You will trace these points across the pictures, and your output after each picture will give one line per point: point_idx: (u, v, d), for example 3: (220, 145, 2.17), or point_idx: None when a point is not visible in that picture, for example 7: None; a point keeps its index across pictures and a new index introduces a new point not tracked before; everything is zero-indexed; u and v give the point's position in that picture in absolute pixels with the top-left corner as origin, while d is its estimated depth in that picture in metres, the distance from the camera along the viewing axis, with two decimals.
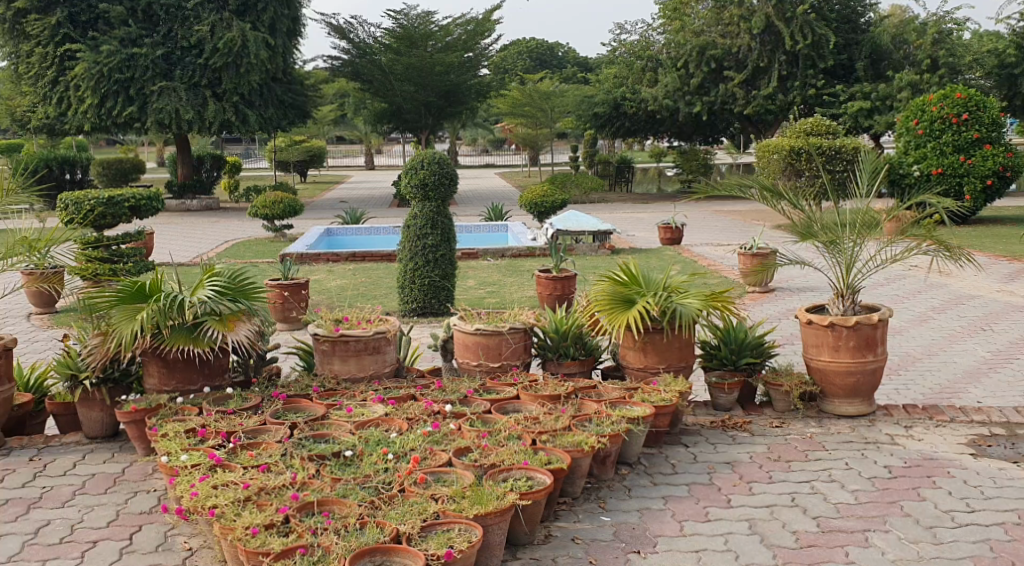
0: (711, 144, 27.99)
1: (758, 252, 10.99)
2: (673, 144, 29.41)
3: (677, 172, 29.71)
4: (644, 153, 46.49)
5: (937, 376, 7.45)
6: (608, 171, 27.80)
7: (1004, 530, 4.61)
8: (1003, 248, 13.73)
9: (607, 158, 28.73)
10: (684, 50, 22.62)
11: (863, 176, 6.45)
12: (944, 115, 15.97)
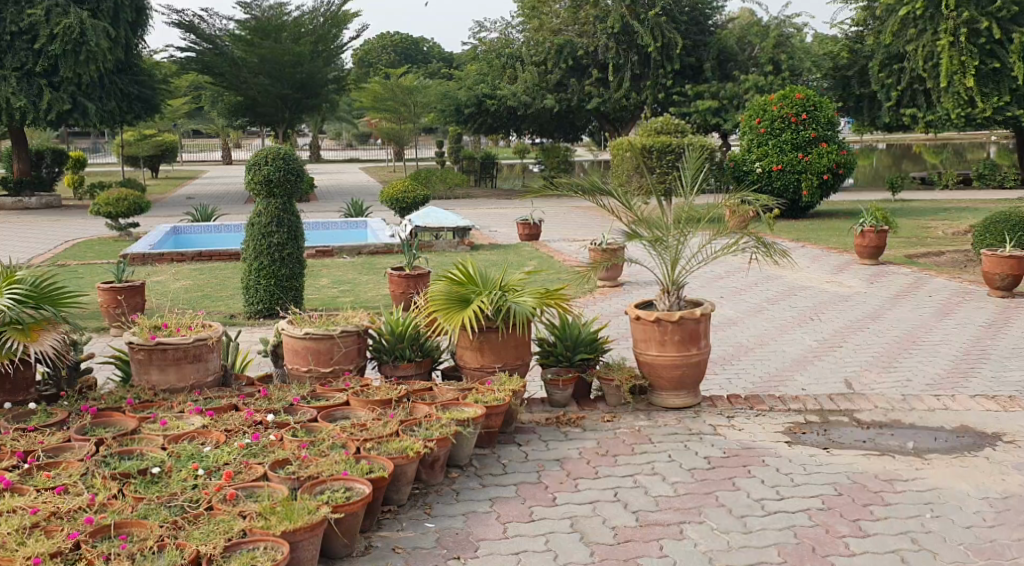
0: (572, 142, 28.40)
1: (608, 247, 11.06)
2: (535, 141, 29.71)
3: (539, 167, 30.01)
4: (509, 149, 46.80)
5: (766, 365, 7.74)
6: (473, 166, 27.83)
7: (808, 516, 4.86)
8: (836, 241, 14.41)
9: (472, 154, 28.74)
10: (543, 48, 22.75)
11: (690, 173, 6.65)
12: (783, 115, 16.55)
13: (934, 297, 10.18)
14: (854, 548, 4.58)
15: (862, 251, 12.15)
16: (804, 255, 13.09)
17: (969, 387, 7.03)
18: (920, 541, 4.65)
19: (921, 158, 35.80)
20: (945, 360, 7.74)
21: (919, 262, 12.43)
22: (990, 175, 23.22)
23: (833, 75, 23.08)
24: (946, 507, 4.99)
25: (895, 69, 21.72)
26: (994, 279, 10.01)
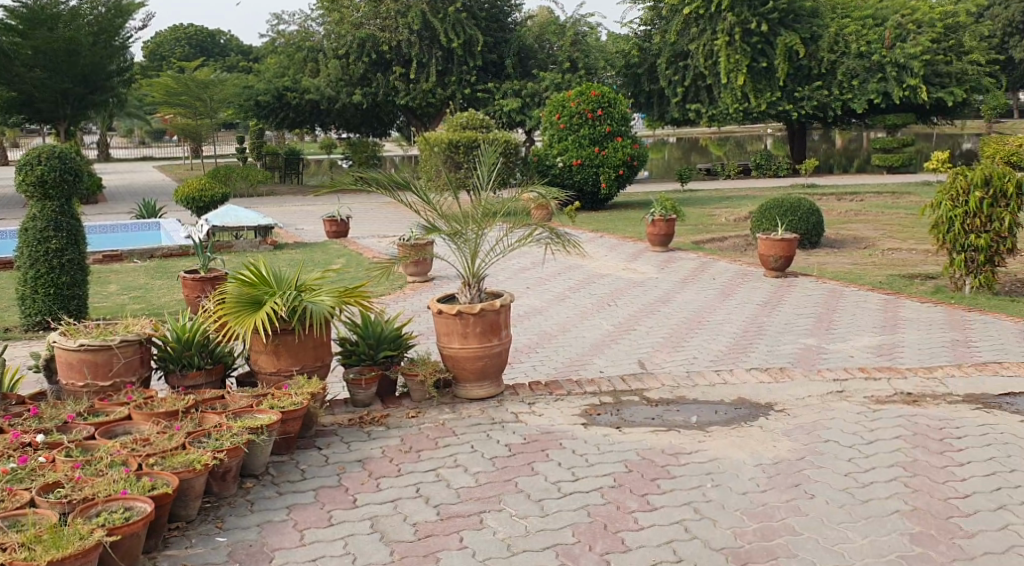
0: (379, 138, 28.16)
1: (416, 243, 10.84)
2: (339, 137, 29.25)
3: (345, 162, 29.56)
4: (314, 145, 45.93)
5: (567, 350, 7.90)
6: (276, 163, 27.12)
7: (601, 495, 5.11)
8: (630, 230, 14.90)
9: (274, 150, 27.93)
10: (345, 41, 22.23)
11: (485, 167, 6.67)
12: (581, 111, 16.92)
13: (717, 279, 10.69)
14: (644, 523, 4.87)
15: (654, 239, 12.57)
16: (601, 245, 13.45)
17: (748, 361, 7.43)
18: (702, 511, 5.01)
19: (708, 150, 37.61)
20: (727, 337, 8.14)
21: (705, 247, 13.03)
22: (767, 164, 24.58)
23: (625, 73, 24.59)
24: (724, 476, 5.39)
25: (680, 67, 23.81)
26: (768, 261, 10.60)
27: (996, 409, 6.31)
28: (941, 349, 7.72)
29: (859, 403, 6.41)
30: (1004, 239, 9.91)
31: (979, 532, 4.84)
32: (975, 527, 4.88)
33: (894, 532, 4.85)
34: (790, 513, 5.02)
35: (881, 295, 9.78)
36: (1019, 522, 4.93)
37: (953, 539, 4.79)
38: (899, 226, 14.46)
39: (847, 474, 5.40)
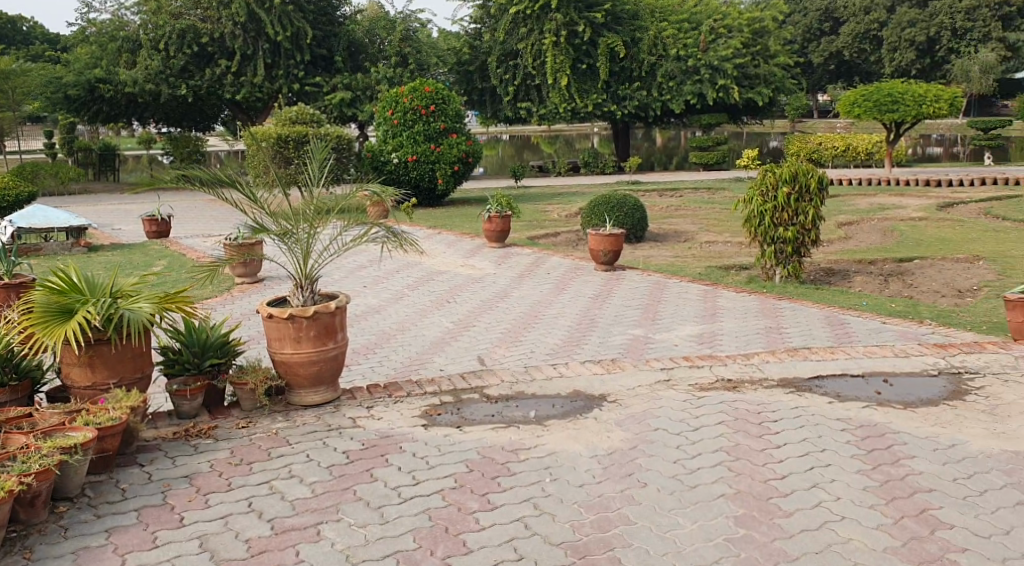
0: (203, 132, 27.11)
1: (243, 243, 10.43)
2: (159, 131, 27.99)
3: (166, 157, 28.32)
4: (131, 140, 43.85)
5: (406, 350, 7.74)
6: (91, 159, 25.70)
7: (442, 497, 5.01)
8: (464, 227, 14.87)
9: (87, 144, 26.44)
10: (164, 31, 21.03)
11: (316, 163, 6.42)
12: (414, 107, 16.73)
13: (550, 274, 10.77)
14: (484, 521, 4.82)
15: (490, 236, 12.54)
16: (437, 242, 13.34)
17: (581, 354, 7.49)
18: (541, 506, 5.00)
19: (538, 148, 38.18)
20: (561, 331, 8.19)
21: (539, 243, 13.13)
22: (594, 163, 25.14)
23: (456, 69, 24.64)
24: (562, 470, 5.39)
25: (511, 66, 23.99)
26: (598, 255, 10.75)
27: (808, 392, 6.57)
28: (756, 336, 8.01)
29: (684, 391, 6.55)
30: (809, 232, 10.43)
31: (796, 510, 5.01)
32: (793, 506, 5.05)
33: (719, 516, 4.96)
34: (624, 503, 5.07)
35: (701, 286, 10.08)
36: (830, 498, 5.13)
37: (773, 519, 4.94)
38: (714, 220, 15.00)
39: (677, 462, 5.49)
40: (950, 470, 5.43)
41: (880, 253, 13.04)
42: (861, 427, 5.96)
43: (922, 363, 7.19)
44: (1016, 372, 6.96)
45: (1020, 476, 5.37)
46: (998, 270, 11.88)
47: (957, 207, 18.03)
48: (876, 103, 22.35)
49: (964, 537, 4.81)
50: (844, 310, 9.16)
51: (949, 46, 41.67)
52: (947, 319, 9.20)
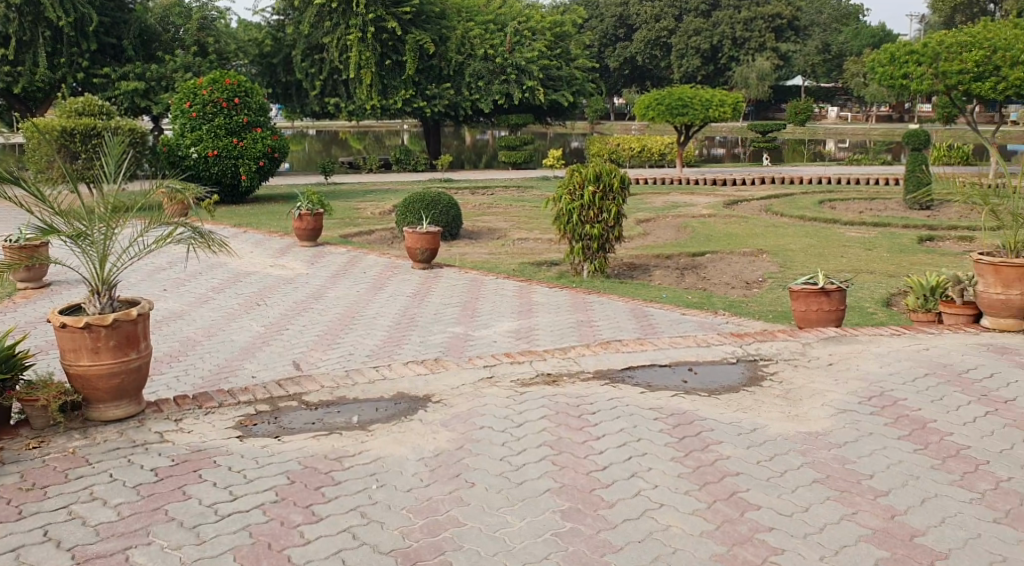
0: None
1: (26, 245, 9.63)
2: None
3: None
4: None
5: (215, 356, 7.31)
6: None
7: (263, 512, 4.71)
8: (272, 225, 14.33)
9: None
10: None
11: (112, 158, 5.92)
12: (214, 99, 15.97)
13: (365, 273, 10.50)
14: (308, 534, 4.57)
15: (301, 235, 12.12)
16: (244, 241, 12.78)
17: (400, 355, 7.28)
18: (368, 515, 4.78)
19: (345, 144, 37.54)
20: (379, 332, 7.95)
21: (351, 241, 12.81)
22: (406, 159, 24.94)
23: (259, 61, 23.94)
24: (388, 475, 5.19)
25: (316, 60, 23.44)
26: (415, 254, 10.57)
27: (622, 383, 6.62)
28: (571, 330, 8.04)
29: (505, 388, 6.46)
30: (614, 229, 10.60)
31: (618, 501, 5.00)
32: (615, 497, 5.04)
33: (546, 512, 4.90)
34: (453, 505, 4.93)
35: (516, 282, 10.06)
36: (650, 487, 5.15)
37: (597, 511, 4.92)
38: (523, 218, 15.10)
39: (502, 459, 5.39)
40: (755, 452, 5.56)
41: (676, 248, 13.46)
42: (673, 416, 6.03)
43: (723, 351, 7.38)
44: (805, 357, 7.25)
45: (816, 455, 5.54)
46: (782, 263, 12.49)
47: (742, 204, 18.95)
48: (668, 107, 23.11)
49: (771, 516, 4.91)
50: (648, 303, 9.35)
51: (730, 54, 44.69)
52: (738, 310, 9.55)
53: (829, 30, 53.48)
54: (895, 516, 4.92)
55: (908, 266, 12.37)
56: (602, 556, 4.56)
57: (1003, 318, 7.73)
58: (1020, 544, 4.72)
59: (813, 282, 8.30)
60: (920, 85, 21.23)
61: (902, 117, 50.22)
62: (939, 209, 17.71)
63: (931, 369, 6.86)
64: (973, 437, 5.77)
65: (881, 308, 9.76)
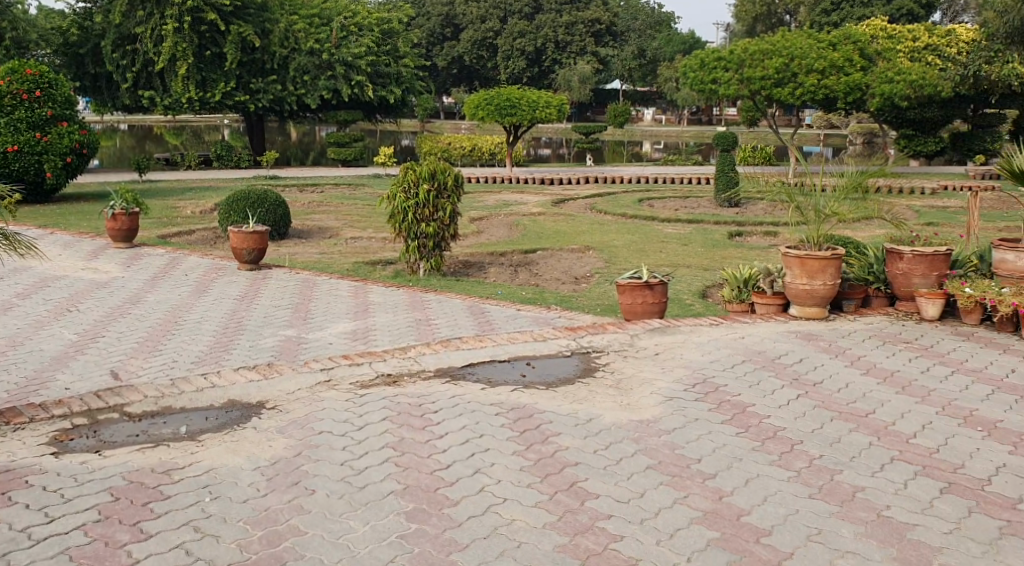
0: None
1: None
2: None
3: None
4: None
5: (23, 367, 6.78)
6: None
7: (84, 533, 4.39)
8: (84, 226, 13.48)
9: None
10: None
11: None
12: (13, 91, 14.99)
13: (187, 275, 10.01)
14: (136, 554, 4.27)
15: (116, 236, 11.45)
16: (51, 243, 11.96)
17: (230, 360, 6.94)
18: (201, 528, 4.51)
19: (161, 140, 35.90)
20: (205, 337, 7.57)
21: (170, 242, 12.21)
22: (227, 156, 23.97)
23: (64, 52, 22.52)
24: (222, 486, 4.91)
25: (128, 51, 22.18)
26: (241, 254, 10.15)
27: (462, 380, 6.52)
28: (408, 330, 7.88)
29: (342, 390, 6.25)
30: (448, 227, 10.53)
31: (463, 498, 4.90)
32: (459, 494, 4.94)
33: (390, 514, 4.74)
34: (292, 513, 4.70)
35: (349, 282, 9.81)
36: (492, 482, 5.07)
37: (442, 509, 4.80)
38: (353, 217, 14.79)
39: (342, 464, 5.19)
40: (591, 443, 5.56)
41: (507, 246, 13.50)
42: (512, 410, 5.97)
43: (557, 344, 7.39)
44: (634, 348, 7.36)
45: (649, 442, 5.60)
46: (607, 259, 12.71)
47: (567, 203, 19.23)
48: (497, 107, 23.23)
49: (609, 504, 4.92)
50: (483, 300, 9.29)
51: (553, 57, 45.68)
52: (568, 305, 9.63)
53: (644, 36, 55.31)
54: (724, 497, 5.02)
55: (721, 260, 12.82)
56: (447, 555, 4.45)
57: (811, 307, 8.07)
58: (833, 516, 4.86)
59: (638, 275, 8.43)
60: (727, 90, 22.05)
61: (711, 120, 52.46)
62: (747, 207, 18.57)
63: (748, 356, 7.08)
64: (790, 418, 5.96)
65: (698, 300, 10.04)
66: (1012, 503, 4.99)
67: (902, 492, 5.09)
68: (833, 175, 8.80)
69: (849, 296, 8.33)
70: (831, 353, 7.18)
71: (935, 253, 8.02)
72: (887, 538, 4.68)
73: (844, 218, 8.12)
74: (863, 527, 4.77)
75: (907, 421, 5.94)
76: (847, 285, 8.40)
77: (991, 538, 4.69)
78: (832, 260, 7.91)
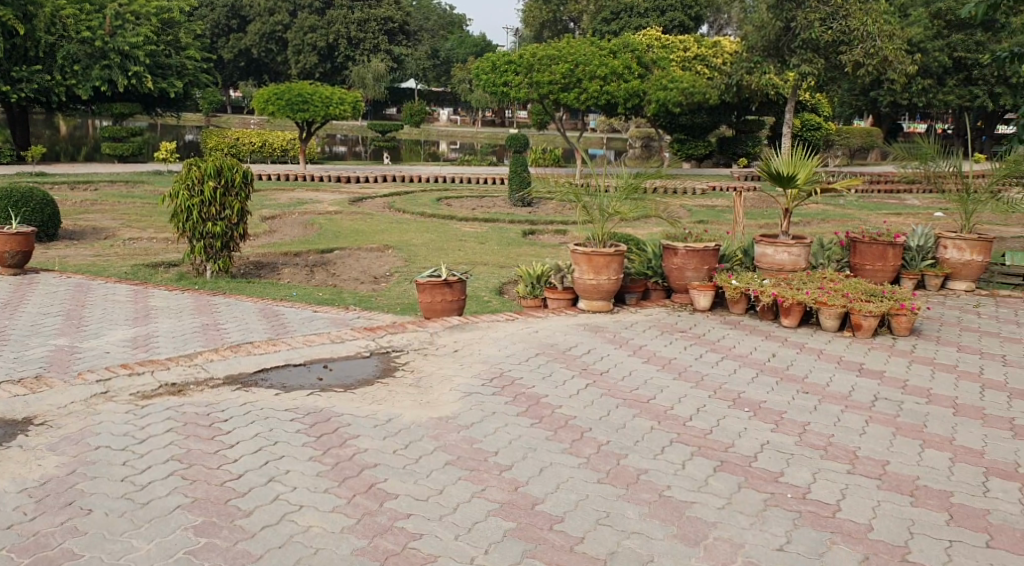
0: None
1: None
2: None
3: None
4: None
5: None
6: None
7: None
8: None
9: None
10: None
11: None
12: None
13: None
14: None
15: None
16: None
17: None
18: None
19: None
20: None
21: None
22: None
23: None
24: None
25: None
26: (3, 258, 9.36)
27: (254, 386, 6.23)
28: (194, 335, 7.47)
29: (122, 402, 5.83)
30: (237, 226, 10.14)
31: (256, 508, 4.66)
32: (251, 505, 4.69)
33: (177, 529, 4.45)
34: (67, 536, 4.36)
35: (127, 286, 9.23)
36: (288, 490, 4.85)
37: (233, 521, 4.54)
38: (132, 216, 13.99)
39: (124, 480, 4.84)
40: (389, 443, 5.43)
41: (302, 245, 13.14)
42: (307, 415, 5.75)
43: (356, 345, 7.20)
44: (431, 346, 7.27)
45: (447, 438, 5.53)
46: (405, 257, 12.60)
47: (363, 201, 18.95)
48: (288, 103, 22.59)
49: (407, 503, 4.81)
50: (276, 302, 8.97)
51: (346, 54, 44.98)
52: (366, 305, 9.44)
53: (436, 38, 55.47)
54: (518, 487, 5.01)
55: (514, 257, 12.97)
56: None
57: (597, 300, 8.26)
58: (619, 499, 4.96)
59: (435, 273, 8.36)
60: (518, 94, 22.48)
61: (504, 122, 53.21)
62: (539, 206, 18.92)
63: (540, 349, 7.14)
64: (580, 407, 6.04)
65: (495, 296, 10.09)
66: (775, 476, 5.23)
67: (680, 473, 5.24)
68: (614, 175, 9.04)
69: (631, 290, 8.60)
70: (617, 344, 7.35)
71: (704, 249, 8.40)
72: (668, 516, 4.81)
73: (624, 217, 8.37)
74: (646, 508, 4.88)
75: (684, 405, 6.14)
76: (628, 279, 8.68)
77: (757, 510, 4.90)
78: (615, 257, 8.11)
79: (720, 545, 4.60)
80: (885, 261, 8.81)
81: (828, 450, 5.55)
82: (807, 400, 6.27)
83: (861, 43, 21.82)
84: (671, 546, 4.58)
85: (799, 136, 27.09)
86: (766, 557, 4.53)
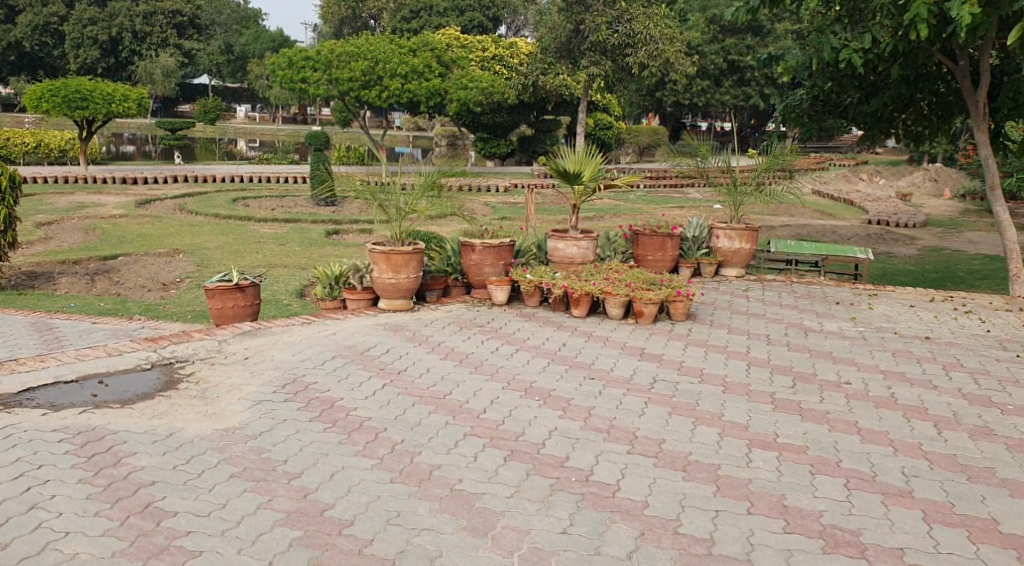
0: None
1: None
2: None
3: None
4: None
5: None
6: None
7: None
8: None
9: None
10: None
11: None
12: None
13: None
14: None
15: None
16: None
17: None
18: None
19: None
20: None
21: None
22: None
23: None
24: None
25: None
26: None
27: (18, 408, 5.86)
28: None
29: None
30: (4, 233, 9.45)
31: (13, 540, 4.44)
32: (9, 536, 4.46)
33: None
34: None
35: None
36: (52, 516, 4.61)
37: None
38: None
39: None
40: (169, 458, 5.23)
41: (82, 252, 12.44)
42: (79, 434, 5.46)
43: (135, 357, 6.87)
44: (220, 354, 7.05)
45: (233, 450, 5.37)
46: (198, 261, 12.16)
47: (152, 203, 18.13)
48: (64, 100, 21.24)
49: (186, 519, 4.66)
50: (51, 314, 8.45)
51: (130, 48, 42.99)
52: (154, 313, 9.05)
53: (229, 33, 53.78)
54: (307, 494, 4.93)
55: (314, 258, 12.76)
56: None
57: (397, 299, 8.24)
58: (410, 497, 4.96)
59: (226, 278, 8.11)
60: (317, 90, 22.03)
61: (305, 119, 52.31)
62: (341, 205, 18.66)
63: (335, 351, 7.05)
64: (375, 408, 6.01)
65: (293, 299, 9.89)
66: (561, 462, 5.38)
67: (471, 465, 5.30)
68: (410, 173, 9.03)
69: (431, 287, 8.63)
70: (413, 342, 7.35)
71: (500, 245, 8.53)
72: (458, 510, 4.86)
73: (422, 214, 8.38)
74: (436, 503, 4.91)
75: (478, 399, 6.21)
76: (429, 277, 8.70)
77: (543, 495, 5.03)
78: (413, 255, 8.14)
79: (507, 533, 4.70)
80: (664, 251, 9.24)
81: (610, 433, 5.75)
82: (592, 385, 6.49)
83: (644, 46, 22.63)
84: (460, 539, 4.64)
85: (590, 135, 27.97)
86: (549, 542, 4.65)
